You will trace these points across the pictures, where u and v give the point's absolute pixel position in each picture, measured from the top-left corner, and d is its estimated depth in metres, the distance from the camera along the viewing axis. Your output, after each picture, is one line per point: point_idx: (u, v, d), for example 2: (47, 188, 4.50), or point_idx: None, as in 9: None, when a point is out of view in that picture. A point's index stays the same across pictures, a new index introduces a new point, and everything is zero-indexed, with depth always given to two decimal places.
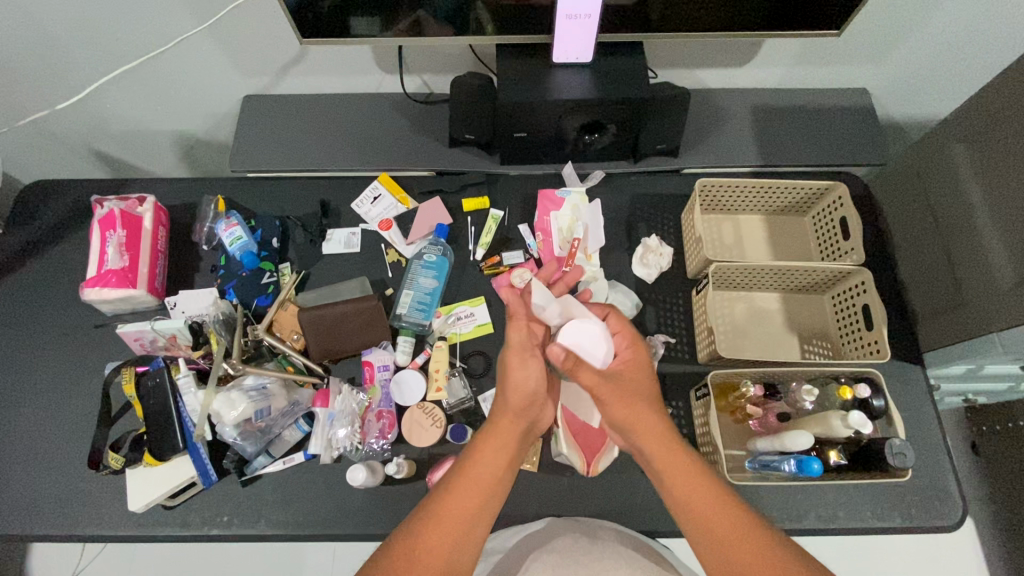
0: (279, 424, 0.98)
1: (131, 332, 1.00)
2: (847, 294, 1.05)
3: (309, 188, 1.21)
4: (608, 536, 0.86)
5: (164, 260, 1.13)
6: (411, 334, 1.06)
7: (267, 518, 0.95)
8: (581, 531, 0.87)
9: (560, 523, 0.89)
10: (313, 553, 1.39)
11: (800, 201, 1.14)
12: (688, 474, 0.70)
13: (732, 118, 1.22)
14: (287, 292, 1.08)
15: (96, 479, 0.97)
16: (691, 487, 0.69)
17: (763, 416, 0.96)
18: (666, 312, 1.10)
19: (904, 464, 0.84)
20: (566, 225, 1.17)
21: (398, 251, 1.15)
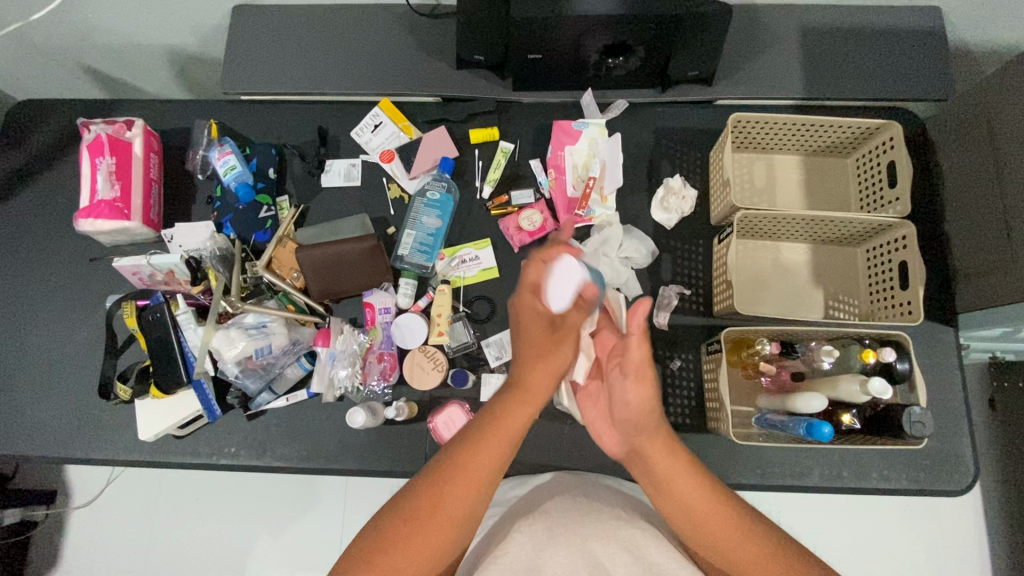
0: (281, 361, 0.98)
1: (127, 266, 0.98)
2: (885, 249, 0.96)
3: (307, 113, 1.13)
4: (603, 490, 0.85)
5: (159, 189, 1.09)
6: (414, 276, 1.02)
7: (272, 452, 0.97)
8: (579, 487, 0.85)
9: (558, 479, 0.88)
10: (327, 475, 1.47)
11: (845, 140, 1.02)
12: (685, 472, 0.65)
13: (777, 41, 1.08)
14: (286, 227, 1.04)
15: (106, 409, 1.00)
16: (686, 488, 0.65)
17: (777, 373, 0.92)
18: (684, 261, 1.03)
19: (920, 434, 0.80)
20: (581, 162, 1.07)
21: (400, 186, 1.09)
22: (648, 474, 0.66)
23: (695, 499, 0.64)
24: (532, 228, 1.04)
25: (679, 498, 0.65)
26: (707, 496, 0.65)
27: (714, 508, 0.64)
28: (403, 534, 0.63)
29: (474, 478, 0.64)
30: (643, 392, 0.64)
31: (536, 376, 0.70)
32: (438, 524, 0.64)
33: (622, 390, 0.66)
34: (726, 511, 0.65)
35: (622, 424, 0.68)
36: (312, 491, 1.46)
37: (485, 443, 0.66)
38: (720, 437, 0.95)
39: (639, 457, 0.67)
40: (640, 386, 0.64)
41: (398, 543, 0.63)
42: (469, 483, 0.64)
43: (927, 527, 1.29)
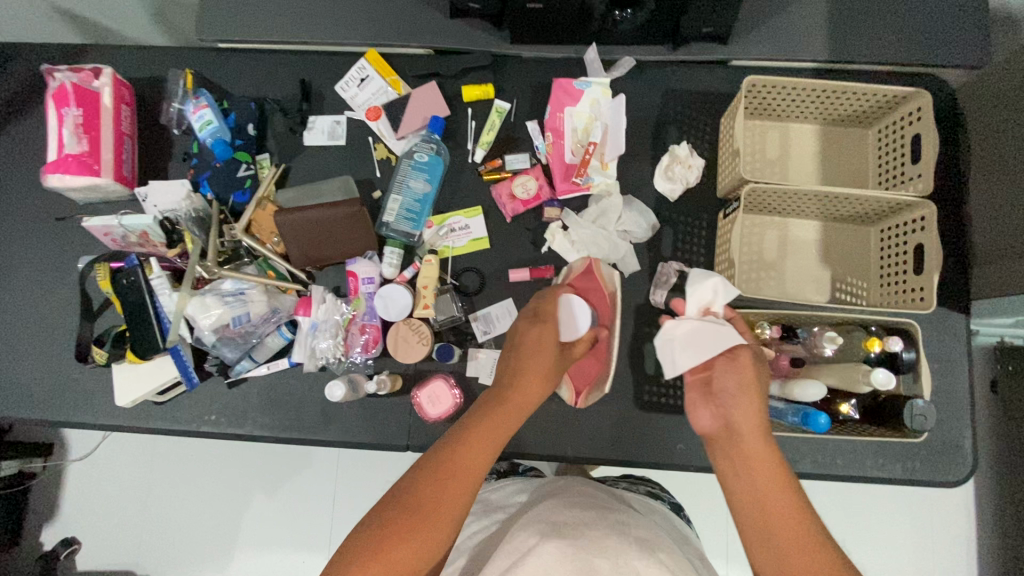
0: (261, 330, 0.94)
1: (98, 226, 0.93)
2: (901, 229, 0.90)
3: (288, 64, 1.05)
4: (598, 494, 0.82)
5: (133, 143, 1.02)
6: (399, 245, 0.97)
7: (253, 420, 0.95)
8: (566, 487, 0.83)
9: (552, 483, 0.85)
10: None
11: (867, 109, 0.94)
12: (770, 463, 0.66)
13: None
14: (266, 188, 0.98)
15: (83, 373, 0.97)
16: (763, 475, 0.65)
17: (776, 358, 0.86)
18: (686, 236, 0.98)
19: (921, 427, 0.77)
20: (581, 125, 1.00)
21: (387, 146, 1.02)
22: (730, 451, 0.68)
23: (770, 484, 0.65)
24: (525, 196, 0.98)
25: (758, 482, 0.65)
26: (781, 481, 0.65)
27: (782, 494, 0.64)
28: (400, 527, 0.61)
29: (468, 467, 0.67)
30: (740, 375, 0.71)
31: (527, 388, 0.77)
32: (431, 520, 0.62)
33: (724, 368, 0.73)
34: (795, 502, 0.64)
35: (721, 399, 0.72)
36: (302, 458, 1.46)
37: (475, 439, 0.70)
38: None
39: (731, 435, 0.69)
40: (739, 366, 0.72)
41: (397, 529, 0.61)
42: (461, 472, 0.66)
43: (917, 512, 1.28)
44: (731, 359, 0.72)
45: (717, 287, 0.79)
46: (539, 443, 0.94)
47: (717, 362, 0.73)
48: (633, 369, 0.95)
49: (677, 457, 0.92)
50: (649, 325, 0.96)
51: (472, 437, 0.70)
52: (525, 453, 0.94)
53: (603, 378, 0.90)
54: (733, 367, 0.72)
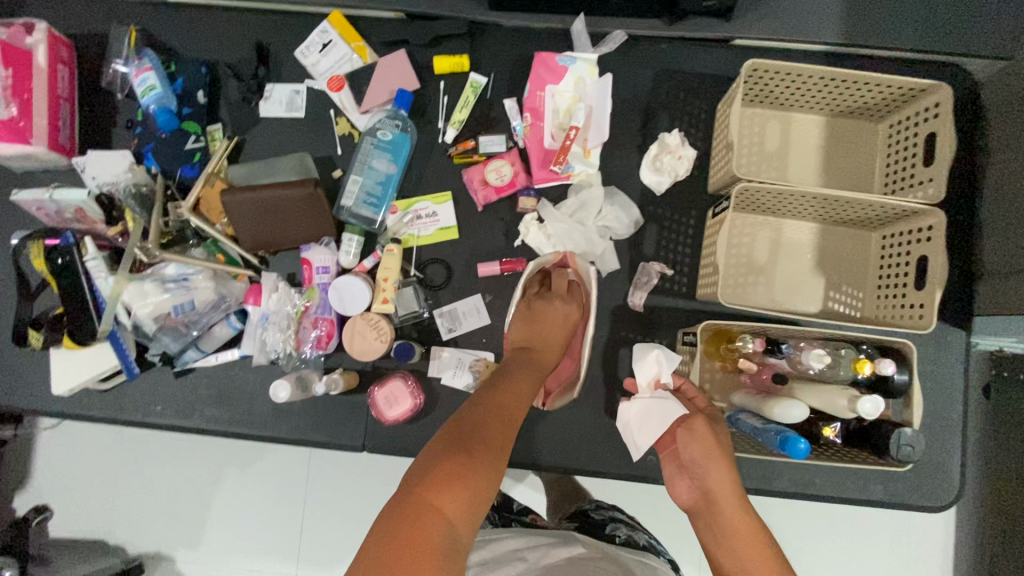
0: (206, 319, 0.87)
1: (28, 200, 0.85)
2: (905, 237, 0.82)
3: (243, 23, 0.95)
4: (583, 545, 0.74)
5: (72, 107, 0.93)
6: (359, 231, 0.89)
7: (201, 413, 0.90)
8: (557, 542, 0.74)
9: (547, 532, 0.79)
10: None
11: (879, 101, 0.85)
12: (755, 536, 0.63)
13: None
14: (216, 163, 0.90)
15: (21, 356, 0.91)
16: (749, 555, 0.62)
17: (758, 372, 0.82)
18: (671, 234, 0.90)
19: (907, 458, 0.71)
20: (563, 106, 0.91)
21: (350, 121, 0.93)
22: (710, 526, 0.65)
23: (755, 558, 0.62)
24: (499, 182, 0.90)
25: (745, 559, 0.62)
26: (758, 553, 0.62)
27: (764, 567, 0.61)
28: (457, 465, 0.59)
29: (511, 414, 0.69)
30: (703, 444, 0.68)
31: (552, 345, 0.83)
32: (501, 450, 0.64)
33: (686, 440, 0.69)
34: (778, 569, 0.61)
35: (691, 469, 0.68)
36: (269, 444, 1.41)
37: (509, 393, 0.72)
38: None
39: (709, 507, 0.66)
40: (699, 437, 0.68)
41: (461, 468, 0.58)
42: (515, 415, 0.69)
43: None
44: (688, 430, 0.69)
45: (661, 359, 0.79)
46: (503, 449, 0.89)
47: (678, 431, 0.70)
48: (606, 374, 0.89)
49: (648, 470, 0.87)
50: (625, 329, 0.89)
51: (506, 394, 0.71)
52: None
53: (575, 382, 0.87)
54: (693, 436, 0.69)
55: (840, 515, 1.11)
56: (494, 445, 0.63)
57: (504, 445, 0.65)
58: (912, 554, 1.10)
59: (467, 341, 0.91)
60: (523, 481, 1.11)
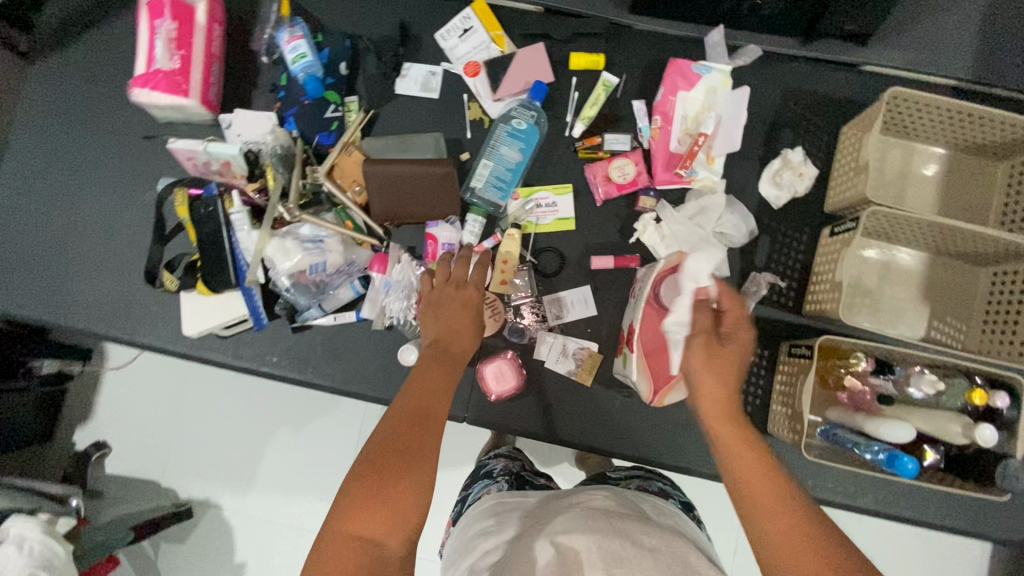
0: (334, 281, 0.92)
1: (181, 149, 0.90)
2: (1021, 277, 0.84)
3: (390, 3, 0.99)
4: (608, 491, 0.72)
5: (221, 66, 0.97)
6: (482, 214, 0.94)
7: (314, 368, 0.94)
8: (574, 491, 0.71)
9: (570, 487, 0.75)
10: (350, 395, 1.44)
11: (1008, 141, 0.87)
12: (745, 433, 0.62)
13: (945, 12, 0.93)
14: (352, 134, 0.94)
15: (152, 296, 0.96)
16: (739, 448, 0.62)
17: (861, 391, 0.83)
18: (782, 248, 0.92)
19: (1008, 485, 0.76)
20: (693, 113, 0.93)
21: (482, 107, 0.96)
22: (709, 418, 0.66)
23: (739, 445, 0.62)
24: (621, 180, 0.93)
25: (734, 449, 0.62)
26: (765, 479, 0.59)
27: (781, 502, 0.57)
28: (372, 485, 0.59)
29: (425, 409, 0.67)
30: (708, 352, 0.66)
31: (456, 324, 0.77)
32: (425, 448, 0.63)
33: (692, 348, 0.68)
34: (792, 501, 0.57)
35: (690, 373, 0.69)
36: (333, 408, 1.44)
37: (421, 381, 0.69)
38: (779, 441, 0.90)
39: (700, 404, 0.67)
40: (696, 349, 0.67)
41: (384, 484, 0.59)
42: (435, 405, 0.67)
43: None
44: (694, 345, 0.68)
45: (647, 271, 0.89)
46: (599, 436, 0.92)
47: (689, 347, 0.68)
48: None
49: None
50: None
51: (415, 383, 0.69)
52: (579, 442, 0.92)
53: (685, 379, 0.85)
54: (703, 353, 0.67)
55: (882, 535, 1.16)
56: (413, 449, 0.62)
57: (430, 440, 0.64)
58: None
59: (572, 329, 0.94)
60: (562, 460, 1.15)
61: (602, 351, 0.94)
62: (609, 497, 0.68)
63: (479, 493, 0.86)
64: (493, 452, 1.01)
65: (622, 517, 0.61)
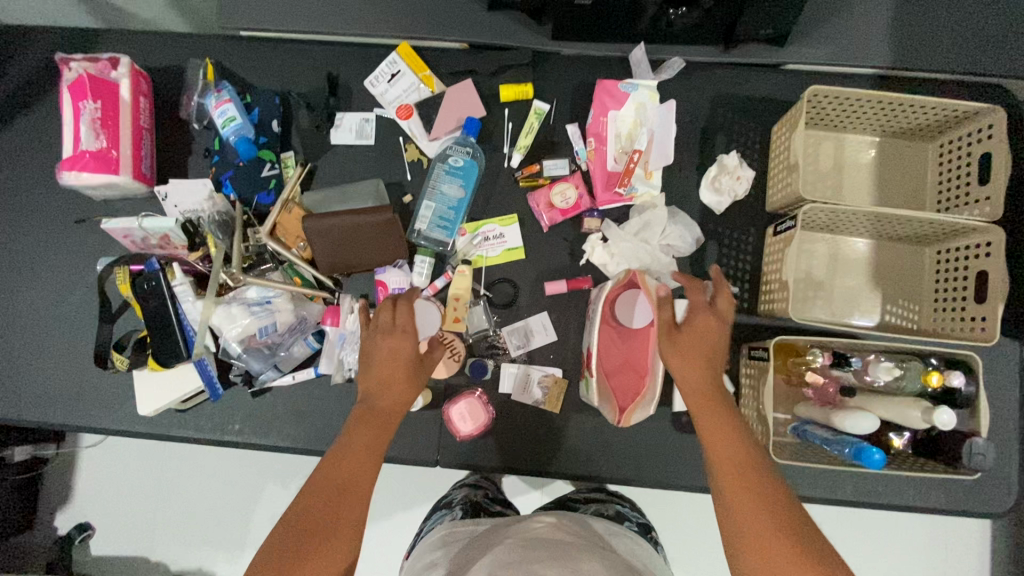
0: (287, 341, 0.91)
1: (117, 229, 0.89)
2: (963, 254, 0.85)
3: (315, 56, 0.99)
4: (559, 517, 0.72)
5: (151, 138, 0.97)
6: (430, 254, 0.94)
7: (278, 431, 0.92)
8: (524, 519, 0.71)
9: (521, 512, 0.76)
10: None
11: (932, 123, 0.89)
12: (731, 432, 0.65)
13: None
14: (291, 189, 0.91)
15: (104, 379, 0.94)
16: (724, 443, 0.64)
17: (824, 386, 0.84)
18: (731, 252, 0.93)
19: (979, 466, 0.74)
20: (626, 130, 0.95)
21: (419, 147, 0.97)
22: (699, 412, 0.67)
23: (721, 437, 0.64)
24: (564, 205, 0.93)
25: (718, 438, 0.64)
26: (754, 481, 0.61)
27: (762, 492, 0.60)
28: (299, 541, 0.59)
29: (355, 458, 0.66)
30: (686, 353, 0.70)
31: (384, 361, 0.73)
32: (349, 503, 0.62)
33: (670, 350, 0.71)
34: (786, 505, 0.59)
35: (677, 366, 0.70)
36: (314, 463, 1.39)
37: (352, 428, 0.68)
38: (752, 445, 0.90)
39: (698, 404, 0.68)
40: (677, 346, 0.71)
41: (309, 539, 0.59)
42: (362, 453, 0.66)
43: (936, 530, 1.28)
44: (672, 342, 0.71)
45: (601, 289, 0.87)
46: (575, 462, 0.91)
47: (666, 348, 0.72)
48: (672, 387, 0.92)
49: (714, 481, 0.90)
50: None
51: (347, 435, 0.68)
52: (555, 470, 0.91)
53: (650, 396, 0.84)
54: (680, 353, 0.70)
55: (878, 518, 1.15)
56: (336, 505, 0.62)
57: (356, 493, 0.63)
58: (948, 554, 1.13)
59: (535, 358, 0.94)
60: (543, 487, 1.17)
61: (567, 376, 0.93)
62: (558, 524, 0.68)
63: (434, 524, 0.85)
64: (456, 483, 0.99)
65: (563, 542, 0.62)
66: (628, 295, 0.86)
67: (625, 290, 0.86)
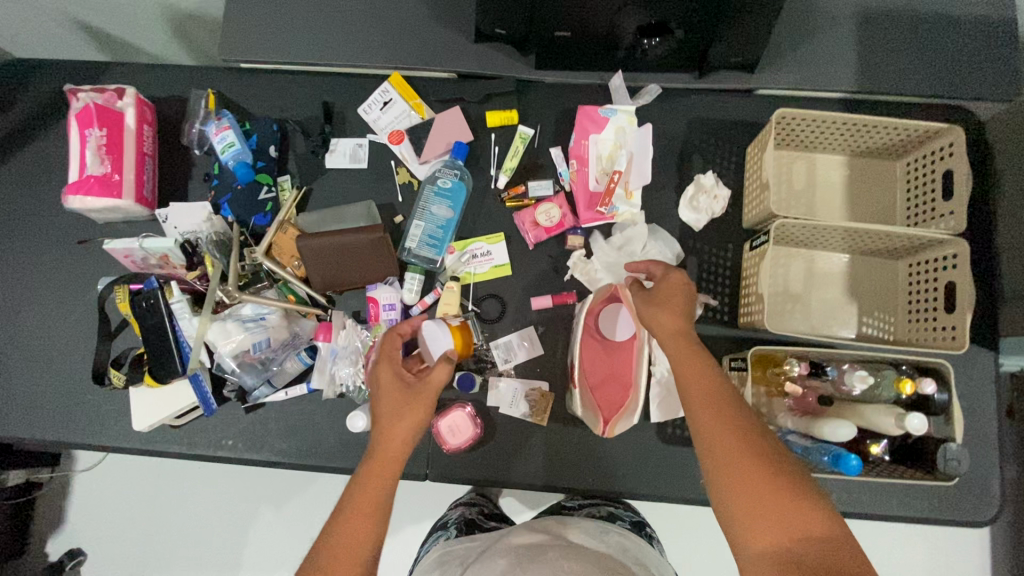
0: (279, 356, 0.94)
1: (119, 249, 0.92)
2: (932, 266, 0.89)
3: (311, 86, 1.04)
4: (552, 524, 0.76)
5: (154, 164, 1.01)
6: (420, 271, 0.97)
7: (270, 446, 0.94)
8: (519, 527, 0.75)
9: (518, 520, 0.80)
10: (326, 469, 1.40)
11: (897, 142, 0.93)
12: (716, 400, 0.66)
13: (824, 28, 0.99)
14: (288, 211, 0.97)
15: (101, 396, 0.96)
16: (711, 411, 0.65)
17: (803, 396, 0.85)
18: (710, 267, 0.97)
19: (955, 472, 0.76)
20: (606, 152, 0.99)
21: (410, 170, 1.01)
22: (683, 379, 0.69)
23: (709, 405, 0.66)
24: (549, 223, 0.97)
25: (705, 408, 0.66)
26: (781, 489, 0.59)
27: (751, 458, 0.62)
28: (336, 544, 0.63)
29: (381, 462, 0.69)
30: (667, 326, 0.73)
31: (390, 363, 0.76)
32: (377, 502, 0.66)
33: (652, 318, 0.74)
34: (774, 465, 0.61)
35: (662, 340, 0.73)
36: (307, 485, 1.39)
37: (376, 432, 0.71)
38: None
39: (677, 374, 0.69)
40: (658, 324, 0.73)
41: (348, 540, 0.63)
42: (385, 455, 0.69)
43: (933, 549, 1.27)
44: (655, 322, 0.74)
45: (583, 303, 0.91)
46: (562, 474, 0.92)
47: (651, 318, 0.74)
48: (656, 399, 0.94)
49: (700, 492, 0.91)
50: None
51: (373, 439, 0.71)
52: (543, 484, 0.92)
53: (632, 406, 0.87)
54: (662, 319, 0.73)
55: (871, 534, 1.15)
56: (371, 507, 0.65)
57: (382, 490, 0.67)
58: None
59: (522, 371, 0.96)
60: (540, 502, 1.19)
61: (554, 389, 0.95)
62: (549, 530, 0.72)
63: (431, 547, 0.87)
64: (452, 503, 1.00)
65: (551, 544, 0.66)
66: (612, 306, 0.89)
67: (608, 302, 0.90)
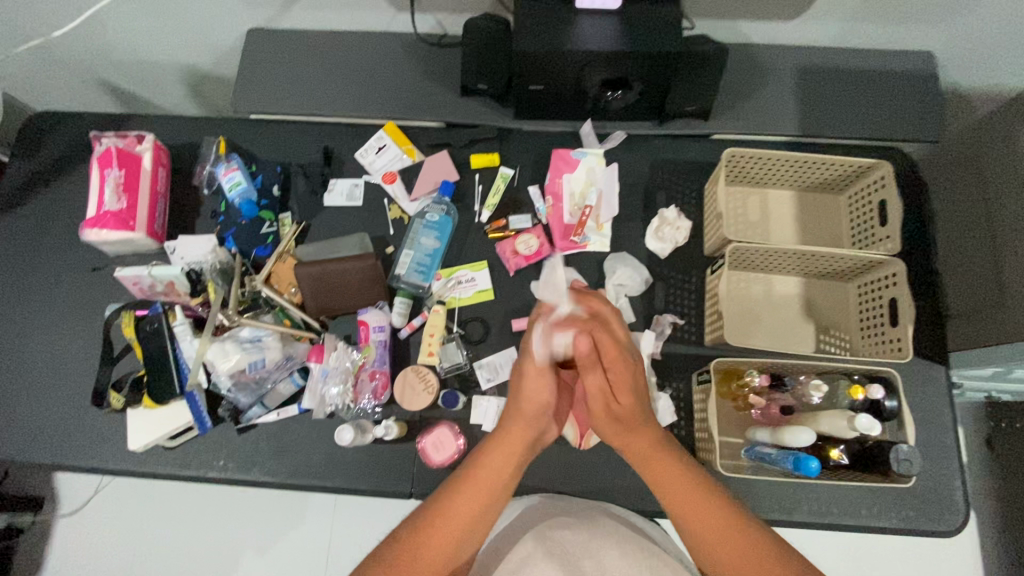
0: (274, 376, 0.99)
1: (128, 276, 0.99)
2: (876, 285, 0.98)
3: (313, 134, 1.16)
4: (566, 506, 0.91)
5: (165, 202, 1.10)
6: (408, 296, 1.04)
7: (261, 466, 0.97)
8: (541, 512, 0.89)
9: (541, 503, 0.90)
10: (313, 506, 1.40)
11: (836, 178, 1.05)
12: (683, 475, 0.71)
13: (768, 83, 1.12)
14: (287, 244, 1.06)
15: (98, 418, 1.00)
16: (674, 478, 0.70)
17: (766, 406, 0.92)
18: (677, 291, 1.05)
19: (908, 472, 0.81)
20: (578, 189, 1.10)
21: (401, 207, 1.11)
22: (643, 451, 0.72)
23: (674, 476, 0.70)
24: (528, 252, 1.06)
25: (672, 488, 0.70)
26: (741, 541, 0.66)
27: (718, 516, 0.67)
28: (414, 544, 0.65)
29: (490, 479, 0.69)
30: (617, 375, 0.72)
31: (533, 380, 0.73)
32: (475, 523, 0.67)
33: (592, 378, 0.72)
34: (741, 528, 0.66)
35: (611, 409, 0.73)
36: (295, 523, 1.38)
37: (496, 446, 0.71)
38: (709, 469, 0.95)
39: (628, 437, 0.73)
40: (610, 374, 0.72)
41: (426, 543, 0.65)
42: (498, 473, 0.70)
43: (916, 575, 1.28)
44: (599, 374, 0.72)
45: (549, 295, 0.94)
46: (543, 489, 0.96)
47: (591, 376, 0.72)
48: None
49: None
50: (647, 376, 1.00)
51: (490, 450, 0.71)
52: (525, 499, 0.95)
53: None
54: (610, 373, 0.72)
55: None
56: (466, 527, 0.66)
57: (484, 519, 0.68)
58: None
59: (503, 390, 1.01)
60: None
61: None
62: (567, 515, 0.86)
63: None
64: None
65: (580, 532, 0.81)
66: None
67: None
